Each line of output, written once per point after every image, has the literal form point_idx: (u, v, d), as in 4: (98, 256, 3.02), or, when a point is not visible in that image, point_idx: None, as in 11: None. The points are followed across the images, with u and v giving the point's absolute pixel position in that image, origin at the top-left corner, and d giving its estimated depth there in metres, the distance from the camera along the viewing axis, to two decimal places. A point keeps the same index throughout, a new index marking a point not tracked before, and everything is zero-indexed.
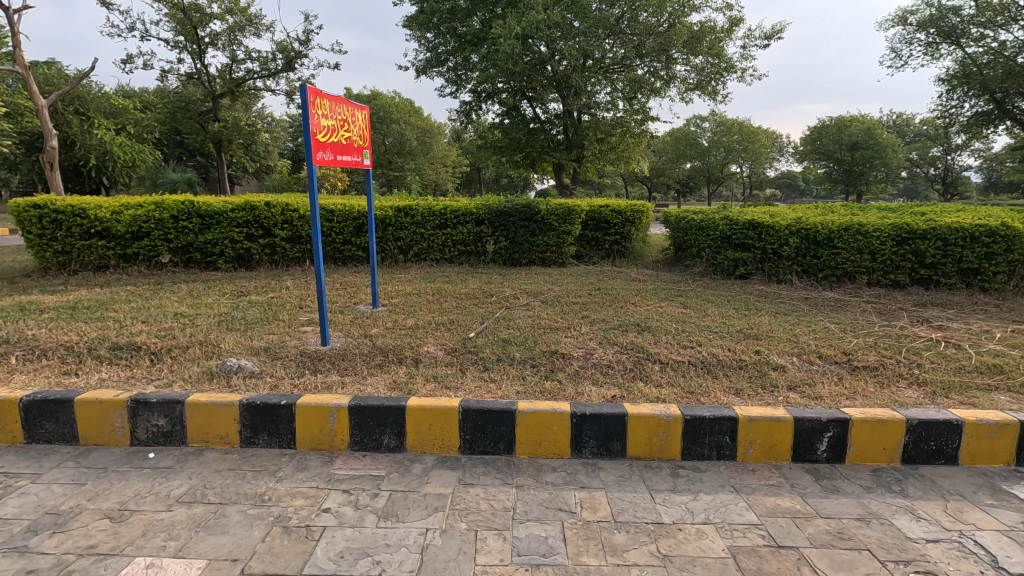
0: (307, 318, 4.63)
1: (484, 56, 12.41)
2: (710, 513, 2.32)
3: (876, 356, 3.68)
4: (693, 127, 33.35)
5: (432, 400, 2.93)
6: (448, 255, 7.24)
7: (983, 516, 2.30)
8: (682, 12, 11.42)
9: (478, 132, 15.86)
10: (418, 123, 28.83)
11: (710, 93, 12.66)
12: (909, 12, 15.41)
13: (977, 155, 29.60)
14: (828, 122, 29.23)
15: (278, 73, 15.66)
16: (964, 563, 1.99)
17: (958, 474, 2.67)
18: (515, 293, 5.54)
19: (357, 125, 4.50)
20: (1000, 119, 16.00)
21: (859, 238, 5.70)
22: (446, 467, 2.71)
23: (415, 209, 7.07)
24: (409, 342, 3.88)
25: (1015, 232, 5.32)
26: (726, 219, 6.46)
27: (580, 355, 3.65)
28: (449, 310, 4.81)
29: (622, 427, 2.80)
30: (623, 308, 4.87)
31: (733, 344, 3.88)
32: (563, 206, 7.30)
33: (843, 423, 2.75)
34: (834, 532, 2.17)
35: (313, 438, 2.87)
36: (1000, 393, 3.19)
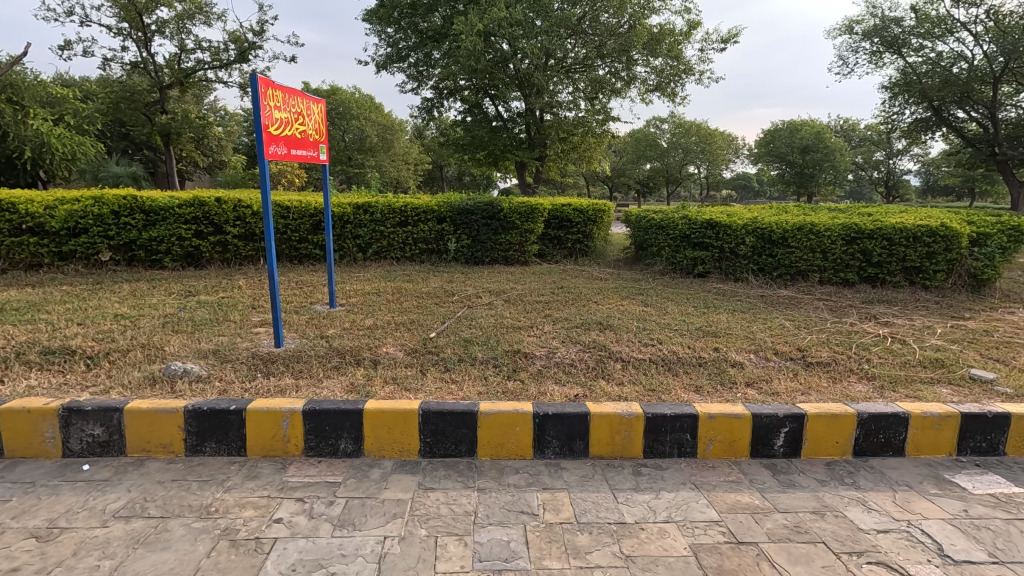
0: (260, 318, 4.44)
1: (446, 52, 12.28)
2: (672, 511, 2.33)
3: (828, 352, 3.79)
4: (653, 128, 34.01)
5: (391, 403, 2.84)
6: (409, 253, 7.11)
7: (929, 505, 2.39)
8: (642, 14, 11.57)
9: (440, 129, 15.68)
10: (379, 119, 28.33)
11: (670, 95, 12.88)
12: (854, 21, 16.12)
13: (916, 159, 31.22)
14: (780, 126, 30.32)
15: (231, 65, 15.10)
16: (913, 552, 2.06)
17: (905, 465, 2.77)
18: (477, 291, 5.48)
19: (313, 119, 4.33)
20: (937, 125, 16.94)
21: (811, 237, 5.87)
22: (406, 471, 2.63)
23: (374, 206, 6.90)
24: (368, 343, 3.77)
25: (953, 233, 5.60)
26: (685, 219, 6.56)
27: (542, 355, 3.63)
28: (409, 310, 4.71)
29: (584, 427, 2.78)
30: (585, 307, 4.87)
31: (693, 341, 3.93)
32: (526, 204, 7.26)
33: (798, 418, 2.82)
34: (791, 526, 2.21)
35: (265, 445, 2.75)
36: (941, 386, 3.34)
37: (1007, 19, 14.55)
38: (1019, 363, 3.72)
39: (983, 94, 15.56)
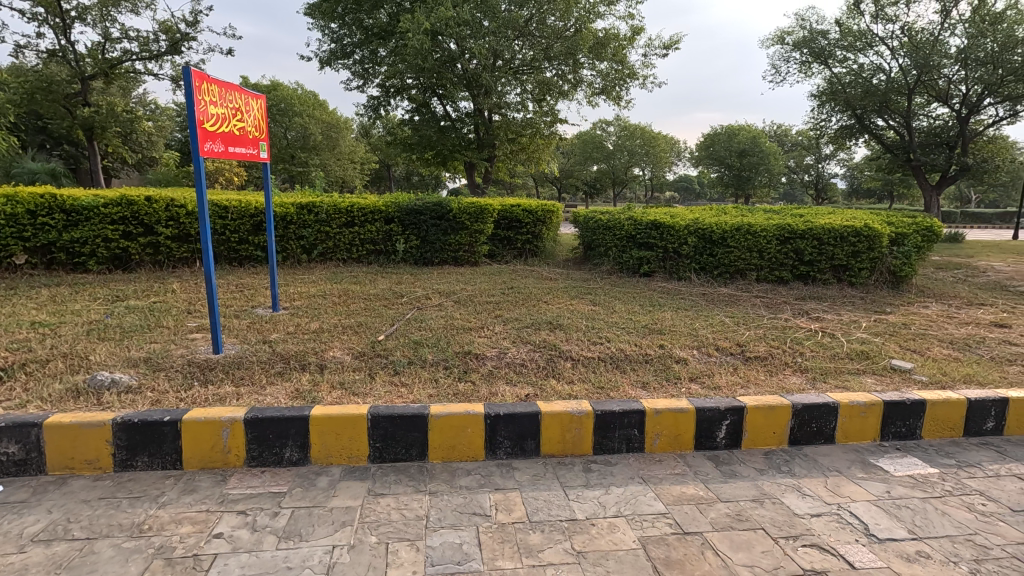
0: (197, 323, 4.23)
1: (393, 50, 12.09)
2: (621, 505, 2.38)
3: (765, 347, 3.98)
4: (600, 130, 34.73)
5: (339, 408, 2.77)
6: (356, 254, 6.94)
7: (856, 488, 2.55)
8: (588, 18, 11.76)
9: (387, 128, 15.41)
10: (322, 117, 27.55)
11: (615, 99, 13.17)
12: (785, 32, 17.02)
13: (842, 164, 33.26)
14: (719, 130, 31.62)
15: (162, 56, 14.32)
16: (842, 533, 2.19)
17: (835, 452, 2.94)
18: (427, 293, 5.42)
19: (252, 115, 4.16)
20: (860, 132, 18.11)
21: (749, 237, 6.16)
22: (355, 478, 2.57)
23: (318, 205, 6.70)
24: (313, 347, 3.66)
25: (875, 233, 5.99)
26: (631, 220, 6.73)
27: (493, 355, 3.63)
28: (357, 312, 4.61)
29: (535, 426, 2.81)
30: (535, 307, 4.90)
31: (639, 339, 4.03)
32: (475, 205, 7.24)
33: (739, 411, 2.94)
34: (733, 515, 2.30)
35: (203, 456, 2.61)
36: (866, 376, 3.57)
37: (919, 36, 15.76)
38: (933, 353, 4.04)
39: (900, 104, 16.78)
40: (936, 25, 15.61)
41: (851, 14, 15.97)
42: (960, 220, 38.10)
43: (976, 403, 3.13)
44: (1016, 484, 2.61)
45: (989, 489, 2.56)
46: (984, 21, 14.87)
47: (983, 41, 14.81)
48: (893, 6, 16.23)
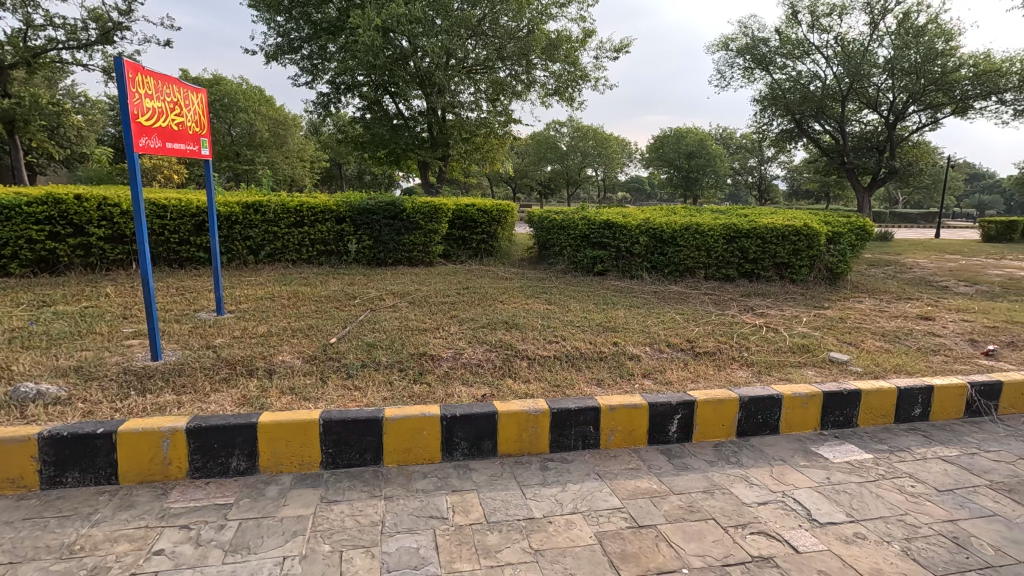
0: (133, 329, 4.00)
1: (343, 46, 11.81)
2: (578, 502, 2.40)
3: (713, 342, 4.11)
4: (553, 131, 35.05)
5: (289, 414, 2.68)
6: (306, 254, 6.74)
7: (799, 475, 2.68)
8: (540, 19, 11.85)
9: (338, 126, 15.06)
10: (269, 113, 26.63)
11: (568, 100, 13.31)
12: (729, 39, 17.69)
13: (783, 166, 34.82)
14: (668, 133, 32.55)
15: (92, 46, 13.48)
16: (788, 520, 2.28)
17: (780, 442, 3.07)
18: (380, 294, 5.32)
19: (193, 110, 3.96)
20: (798, 136, 19.01)
21: (697, 236, 6.36)
22: (307, 486, 2.49)
23: (266, 204, 6.46)
24: (261, 352, 3.52)
25: (813, 232, 6.30)
26: (585, 220, 6.82)
27: (449, 356, 3.60)
28: (308, 315, 4.47)
29: (492, 426, 2.80)
30: (491, 307, 4.89)
31: (594, 337, 4.09)
32: (429, 204, 7.17)
33: (689, 405, 3.02)
34: (685, 506, 2.37)
35: (141, 470, 2.47)
36: (806, 368, 3.75)
37: (851, 45, 16.69)
38: (866, 345, 4.28)
39: (835, 110, 17.72)
40: (866, 36, 16.57)
41: (789, 23, 16.74)
42: (889, 220, 40.67)
43: (906, 391, 3.34)
44: (941, 466, 2.80)
45: (917, 472, 2.73)
46: (909, 33, 15.90)
47: (908, 52, 15.83)
48: (828, 16, 17.13)
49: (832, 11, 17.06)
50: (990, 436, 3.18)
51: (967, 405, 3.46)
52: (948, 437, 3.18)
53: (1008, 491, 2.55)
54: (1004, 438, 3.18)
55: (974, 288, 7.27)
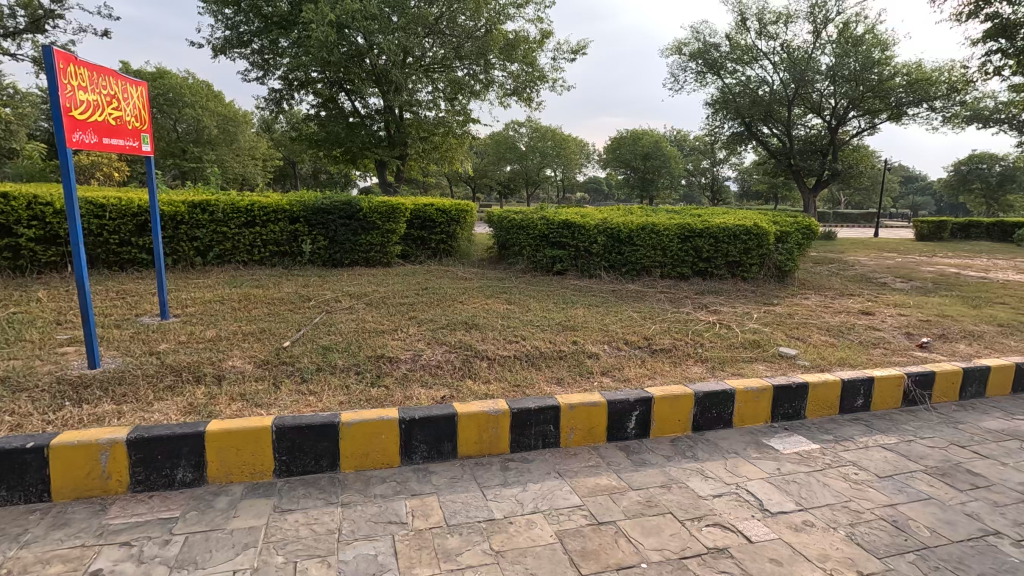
0: (68, 336, 3.76)
1: (295, 41, 11.49)
2: (538, 501, 2.41)
3: (669, 340, 4.20)
4: (512, 131, 35.18)
5: (239, 422, 2.57)
6: (257, 255, 6.52)
7: (751, 467, 2.76)
8: (497, 19, 11.84)
9: (291, 123, 14.65)
10: (218, 109, 25.66)
11: (526, 100, 13.35)
12: (682, 43, 18.17)
13: (734, 168, 36.02)
14: (625, 134, 33.18)
15: (21, 34, 12.67)
16: (741, 511, 2.35)
17: (733, 435, 3.16)
18: (336, 295, 5.20)
19: (132, 104, 3.76)
20: (748, 139, 19.70)
21: (653, 236, 6.49)
22: (259, 496, 2.40)
23: (214, 204, 6.20)
24: (209, 357, 3.37)
25: (763, 232, 6.53)
26: (544, 219, 6.85)
27: (407, 358, 3.54)
28: (260, 318, 4.32)
29: (452, 428, 2.77)
30: (450, 308, 4.86)
31: (554, 336, 4.11)
32: (386, 204, 7.04)
33: (647, 402, 3.07)
34: (643, 501, 2.41)
35: (76, 485, 2.33)
36: (758, 363, 3.87)
37: (796, 53, 17.41)
38: (813, 340, 4.47)
39: (781, 114, 18.43)
40: (809, 44, 17.32)
41: (738, 30, 17.30)
42: (832, 219, 42.70)
43: (850, 382, 3.50)
44: (882, 454, 2.95)
45: (860, 460, 2.86)
46: (848, 42, 16.73)
47: (848, 60, 16.66)
48: (774, 24, 17.82)
49: (778, 19, 17.74)
50: (925, 424, 3.37)
51: (905, 395, 3.66)
52: (888, 425, 3.35)
53: (942, 475, 2.70)
54: (937, 424, 3.38)
55: (910, 284, 7.70)
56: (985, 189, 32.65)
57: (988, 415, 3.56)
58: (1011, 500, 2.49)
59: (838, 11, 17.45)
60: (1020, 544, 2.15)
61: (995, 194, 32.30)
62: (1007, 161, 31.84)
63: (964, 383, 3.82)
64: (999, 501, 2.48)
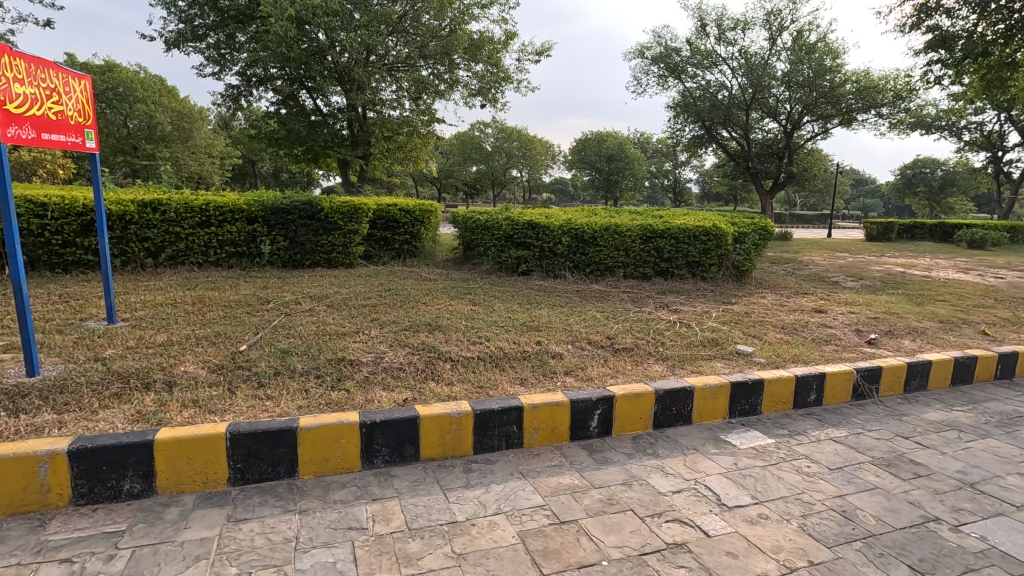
0: (6, 342, 3.57)
1: (253, 36, 11.18)
2: (501, 502, 2.40)
3: (631, 338, 4.27)
4: (478, 132, 35.19)
5: (190, 429, 2.48)
6: (213, 257, 6.30)
7: (710, 462, 2.83)
8: (462, 19, 11.81)
9: (250, 121, 14.26)
10: (172, 104, 24.73)
11: (491, 101, 13.34)
12: (644, 48, 18.52)
13: (696, 170, 36.88)
14: (590, 135, 33.57)
15: None
16: (700, 506, 2.40)
17: (692, 431, 3.23)
18: (297, 297, 5.08)
19: (73, 97, 3.56)
20: (708, 142, 20.18)
21: (616, 237, 6.58)
22: (211, 505, 2.32)
23: (166, 203, 5.98)
24: (159, 363, 3.24)
25: (721, 232, 6.71)
26: (508, 220, 6.85)
27: (369, 360, 3.49)
28: (215, 321, 4.17)
29: (414, 430, 2.74)
30: (414, 309, 4.82)
31: (518, 337, 4.11)
32: (348, 204, 6.92)
33: (609, 400, 3.10)
34: (605, 499, 2.43)
35: (12, 499, 2.20)
36: (716, 361, 3.96)
37: (753, 58, 17.95)
38: (768, 338, 4.61)
39: (740, 118, 18.94)
40: (766, 50, 17.88)
41: (698, 35, 17.71)
42: (788, 220, 44.22)
43: (803, 378, 3.62)
44: (832, 446, 3.06)
45: (812, 453, 2.96)
46: (802, 50, 17.37)
47: (802, 67, 17.30)
48: (732, 30, 18.33)
49: (736, 26, 18.26)
50: (872, 417, 3.52)
51: (854, 389, 3.81)
52: (838, 419, 3.49)
53: (887, 465, 2.83)
54: (884, 417, 3.53)
55: (859, 283, 8.02)
56: (928, 192, 34.30)
57: (930, 407, 3.74)
58: (949, 487, 2.62)
59: (792, 19, 18.10)
60: (957, 529, 2.27)
61: (938, 196, 34.04)
62: (948, 166, 33.66)
63: (908, 376, 4.01)
64: (939, 488, 2.60)
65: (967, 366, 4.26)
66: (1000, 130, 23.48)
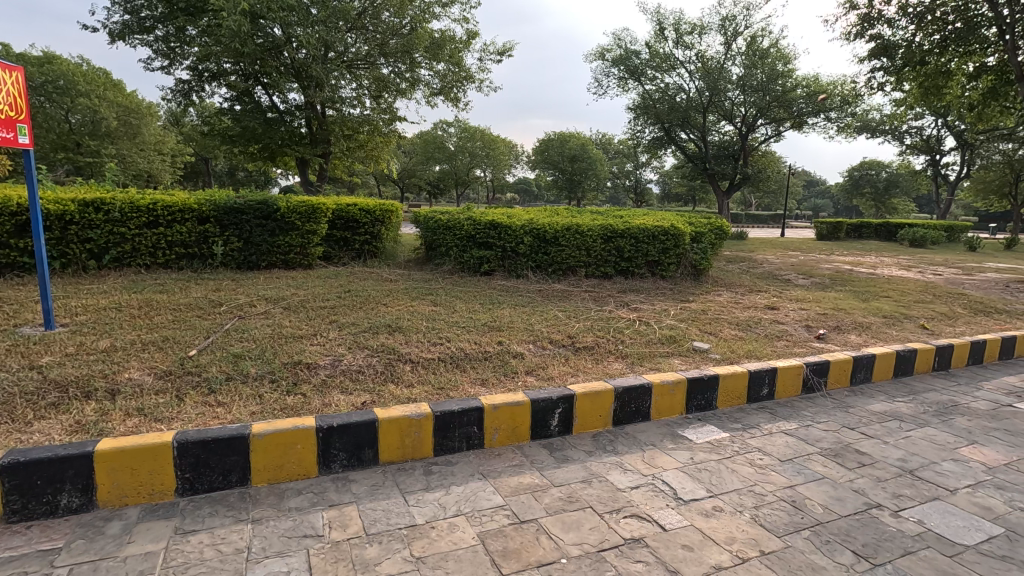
0: None
1: (204, 30, 10.82)
2: (461, 504, 2.39)
3: (592, 337, 4.31)
4: (441, 131, 34.97)
5: (134, 439, 2.38)
6: (162, 258, 6.04)
7: (667, 458, 2.88)
8: (423, 18, 11.67)
9: (202, 117, 13.77)
10: (118, 99, 23.67)
11: (453, 100, 13.27)
12: (605, 49, 18.78)
13: (656, 171, 37.66)
14: (553, 136, 33.80)
15: None
16: (657, 501, 2.44)
17: (651, 428, 3.29)
18: (251, 300, 4.92)
19: (4, 91, 3.35)
20: (667, 143, 20.62)
21: (577, 236, 6.63)
22: (158, 517, 2.23)
23: (110, 202, 5.69)
24: (101, 370, 3.08)
25: (679, 232, 6.86)
26: (470, 220, 6.82)
27: (327, 363, 3.42)
28: (163, 326, 4.01)
29: (372, 434, 2.69)
30: (374, 310, 4.74)
31: (479, 337, 4.09)
32: (306, 203, 6.76)
33: (569, 399, 3.13)
34: (565, 497, 2.45)
35: None
36: (674, 357, 4.05)
37: (709, 62, 18.44)
38: (723, 334, 4.74)
39: (697, 120, 19.42)
40: (722, 55, 18.39)
41: (657, 38, 18.06)
42: (744, 220, 45.64)
43: (755, 373, 3.73)
44: (783, 439, 3.17)
45: (764, 446, 3.06)
46: (755, 54, 17.91)
47: (755, 72, 17.82)
48: (689, 34, 18.77)
49: (693, 30, 18.72)
50: (821, 409, 3.67)
51: (804, 383, 3.95)
52: (789, 412, 3.61)
53: (834, 456, 2.95)
54: (831, 409, 3.68)
55: (810, 281, 8.34)
56: (874, 193, 35.93)
57: (874, 399, 3.92)
58: (891, 474, 2.75)
59: (746, 25, 18.66)
60: (897, 514, 2.38)
61: (883, 197, 35.75)
62: (891, 168, 35.35)
63: (854, 369, 4.18)
64: (881, 476, 2.73)
65: (908, 359, 4.49)
66: (937, 135, 24.82)
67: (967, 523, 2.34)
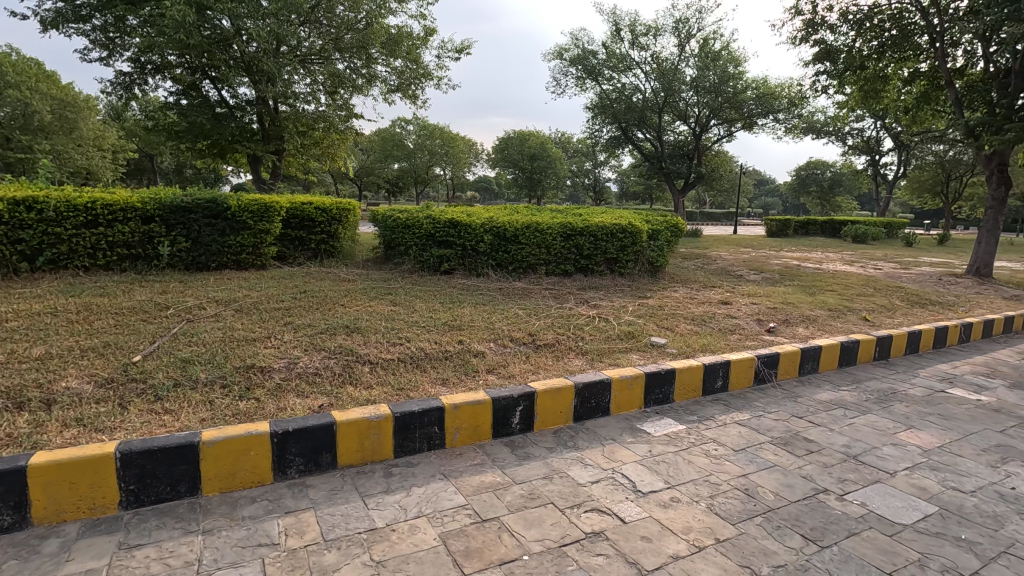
0: None
1: (147, 20, 10.34)
2: (421, 505, 2.36)
3: (552, 334, 4.34)
4: (399, 128, 34.47)
5: (72, 452, 2.25)
6: (102, 260, 5.74)
7: (626, 451, 2.93)
8: (379, 13, 11.44)
9: (144, 111, 13.12)
10: (52, 92, 22.30)
11: (411, 97, 13.09)
12: (563, 49, 18.92)
13: (614, 170, 38.28)
14: (512, 134, 33.85)
15: None
16: (616, 494, 2.48)
17: (611, 422, 3.34)
18: (200, 302, 4.73)
19: None
20: (625, 142, 20.97)
21: (537, 234, 6.66)
22: (100, 533, 2.11)
23: (45, 201, 5.35)
24: (35, 379, 2.90)
25: (636, 230, 7.00)
26: (429, 219, 6.73)
27: (281, 366, 3.32)
28: (104, 331, 3.80)
29: (330, 438, 2.63)
30: (331, 311, 4.64)
31: (439, 336, 4.06)
32: (258, 202, 6.55)
33: (530, 397, 3.14)
34: (526, 494, 2.46)
35: None
36: (632, 353, 4.12)
37: (664, 63, 18.80)
38: (679, 329, 4.86)
39: (653, 120, 19.80)
40: (676, 56, 18.79)
41: (614, 39, 18.32)
42: (699, 218, 46.86)
43: (710, 366, 3.84)
44: (736, 429, 3.27)
45: (719, 437, 3.15)
46: (708, 57, 18.36)
47: (708, 73, 18.26)
48: (645, 35, 19.11)
49: (648, 32, 19.05)
50: (772, 399, 3.81)
51: (756, 375, 4.10)
52: (742, 403, 3.73)
53: (784, 444, 3.06)
54: (782, 399, 3.82)
55: (761, 276, 8.63)
56: (820, 192, 37.54)
57: (821, 388, 4.10)
58: (836, 460, 2.88)
59: (699, 28, 19.14)
60: (842, 498, 2.50)
61: (828, 196, 37.39)
62: (836, 168, 37.00)
63: (802, 360, 4.36)
64: (828, 462, 2.86)
65: (851, 349, 4.71)
66: (877, 137, 26.11)
67: (906, 503, 2.47)
